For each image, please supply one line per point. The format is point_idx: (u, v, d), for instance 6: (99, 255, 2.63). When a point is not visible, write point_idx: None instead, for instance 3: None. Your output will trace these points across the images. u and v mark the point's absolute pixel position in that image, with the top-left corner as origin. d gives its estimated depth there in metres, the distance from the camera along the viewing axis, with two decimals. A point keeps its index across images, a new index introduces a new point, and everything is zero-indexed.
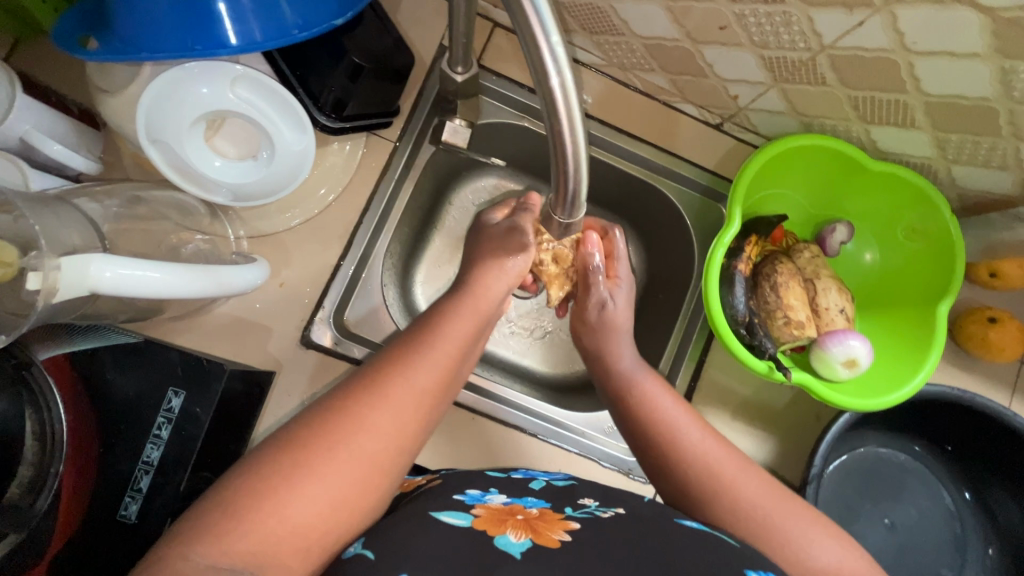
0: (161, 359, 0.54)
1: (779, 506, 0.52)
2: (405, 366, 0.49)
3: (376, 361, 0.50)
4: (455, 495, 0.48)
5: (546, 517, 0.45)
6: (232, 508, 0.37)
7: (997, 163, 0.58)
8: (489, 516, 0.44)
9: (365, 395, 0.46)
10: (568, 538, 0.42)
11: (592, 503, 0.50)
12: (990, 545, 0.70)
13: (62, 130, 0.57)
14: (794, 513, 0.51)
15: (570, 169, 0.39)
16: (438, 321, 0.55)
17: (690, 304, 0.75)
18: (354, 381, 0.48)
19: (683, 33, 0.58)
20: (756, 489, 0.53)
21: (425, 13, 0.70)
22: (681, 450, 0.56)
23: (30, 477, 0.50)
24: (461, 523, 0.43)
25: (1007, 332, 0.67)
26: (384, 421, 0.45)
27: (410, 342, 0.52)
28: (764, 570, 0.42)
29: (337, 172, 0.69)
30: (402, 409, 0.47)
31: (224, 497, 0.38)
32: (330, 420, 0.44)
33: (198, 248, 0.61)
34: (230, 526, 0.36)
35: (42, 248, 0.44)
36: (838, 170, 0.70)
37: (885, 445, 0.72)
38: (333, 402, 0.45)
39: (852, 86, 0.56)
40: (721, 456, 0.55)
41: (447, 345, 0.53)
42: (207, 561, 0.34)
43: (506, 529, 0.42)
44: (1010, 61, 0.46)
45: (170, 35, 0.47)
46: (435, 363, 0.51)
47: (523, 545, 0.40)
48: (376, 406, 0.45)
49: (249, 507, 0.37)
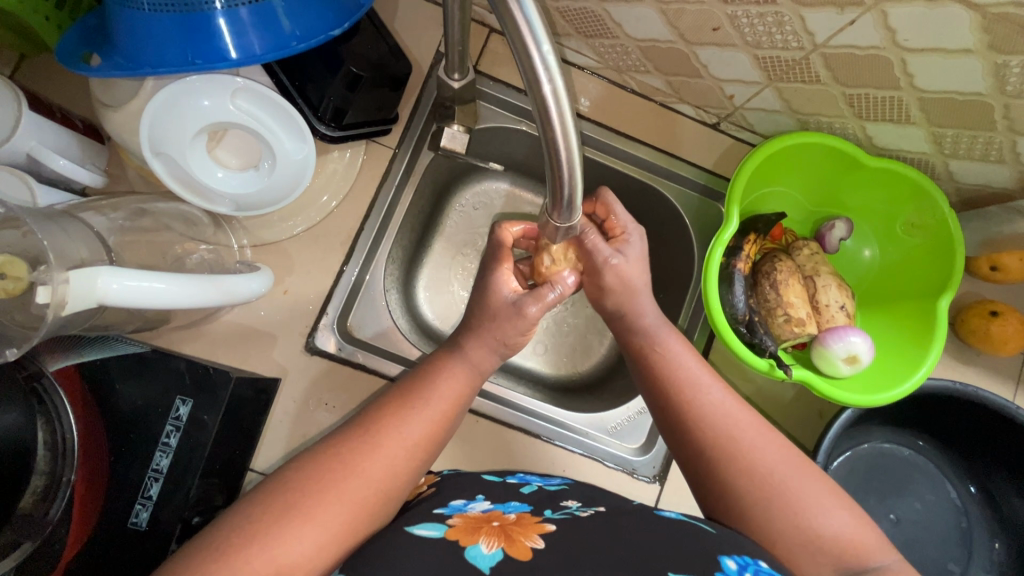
0: (168, 368, 0.55)
1: (795, 477, 0.51)
2: (398, 418, 0.51)
3: (373, 411, 0.52)
4: (437, 508, 0.49)
5: (523, 522, 0.46)
6: (221, 549, 0.39)
7: (993, 157, 0.58)
8: (463, 524, 0.45)
9: (358, 444, 0.48)
10: (540, 545, 0.42)
11: (574, 504, 0.51)
12: (997, 539, 0.69)
13: (67, 145, 0.58)
14: (810, 482, 0.50)
15: (565, 174, 0.39)
16: (433, 371, 0.56)
17: (690, 302, 0.75)
18: (351, 431, 0.50)
19: (677, 34, 0.59)
20: (773, 459, 0.52)
21: (421, 21, 0.71)
22: (702, 418, 0.54)
23: (42, 486, 0.51)
24: (434, 535, 0.44)
25: (1009, 325, 0.67)
26: (374, 465, 0.47)
27: (406, 393, 0.54)
28: (738, 555, 0.42)
29: (338, 179, 0.69)
30: (392, 457, 0.49)
31: (217, 539, 0.40)
32: (322, 467, 0.46)
33: (202, 258, 0.62)
34: (218, 566, 0.38)
35: (50, 262, 0.45)
36: (835, 167, 0.70)
37: (889, 440, 0.72)
38: (325, 450, 0.48)
39: (846, 83, 0.56)
40: (743, 425, 0.54)
41: (441, 395, 0.54)
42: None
43: (478, 539, 0.43)
44: (1002, 56, 0.46)
45: (169, 49, 0.47)
46: (429, 414, 0.53)
47: (493, 557, 0.41)
48: (365, 453, 0.48)
49: (235, 544, 0.40)
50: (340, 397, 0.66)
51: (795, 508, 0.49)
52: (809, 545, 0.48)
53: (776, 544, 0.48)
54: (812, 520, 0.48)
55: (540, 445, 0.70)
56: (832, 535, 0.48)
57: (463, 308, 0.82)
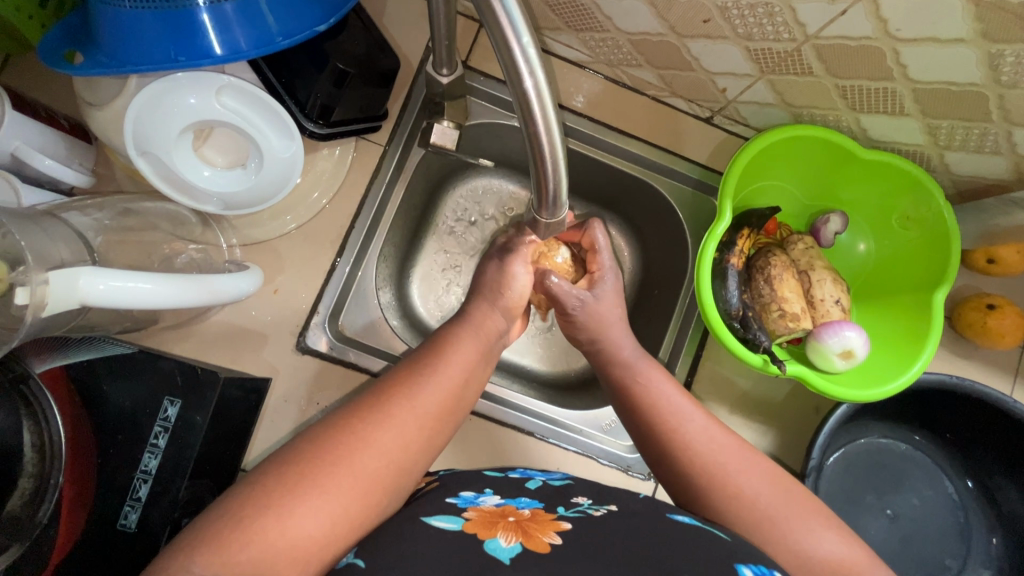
0: (157, 370, 0.55)
1: (783, 503, 0.51)
2: (409, 388, 0.51)
3: (381, 385, 0.52)
4: (449, 499, 0.48)
5: (538, 519, 0.45)
6: (237, 519, 0.39)
7: (989, 149, 0.58)
8: (480, 519, 0.44)
9: (370, 414, 0.48)
10: (558, 541, 0.42)
11: (586, 501, 0.50)
12: (995, 534, 0.69)
13: (53, 145, 0.58)
14: (800, 509, 0.51)
15: (550, 169, 0.40)
16: (440, 348, 0.56)
17: (683, 300, 0.75)
18: (364, 401, 0.49)
19: (668, 27, 0.58)
20: (758, 484, 0.52)
21: (409, 17, 0.70)
22: (695, 442, 0.55)
23: (30, 489, 0.51)
24: (452, 527, 0.43)
25: (1006, 318, 0.66)
26: (385, 437, 0.47)
27: (415, 365, 0.54)
28: (754, 564, 0.41)
29: (327, 177, 0.69)
30: (405, 427, 0.48)
31: (235, 509, 0.40)
32: (336, 437, 0.45)
33: (191, 258, 0.61)
34: (233, 536, 0.38)
35: (29, 263, 0.44)
36: (830, 160, 0.69)
37: (886, 435, 0.72)
38: (337, 421, 0.47)
39: (839, 75, 0.56)
40: (729, 448, 0.55)
41: (453, 369, 0.54)
42: (207, 569, 0.36)
43: (497, 532, 0.42)
44: (995, 45, 0.45)
45: (151, 45, 0.47)
46: (441, 384, 0.52)
47: (513, 549, 0.41)
48: (377, 424, 0.47)
49: (250, 516, 0.39)
50: (332, 397, 0.66)
51: (785, 526, 0.50)
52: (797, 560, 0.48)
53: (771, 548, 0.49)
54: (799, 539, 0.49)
55: (534, 443, 0.70)
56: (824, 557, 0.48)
57: (458, 303, 0.82)
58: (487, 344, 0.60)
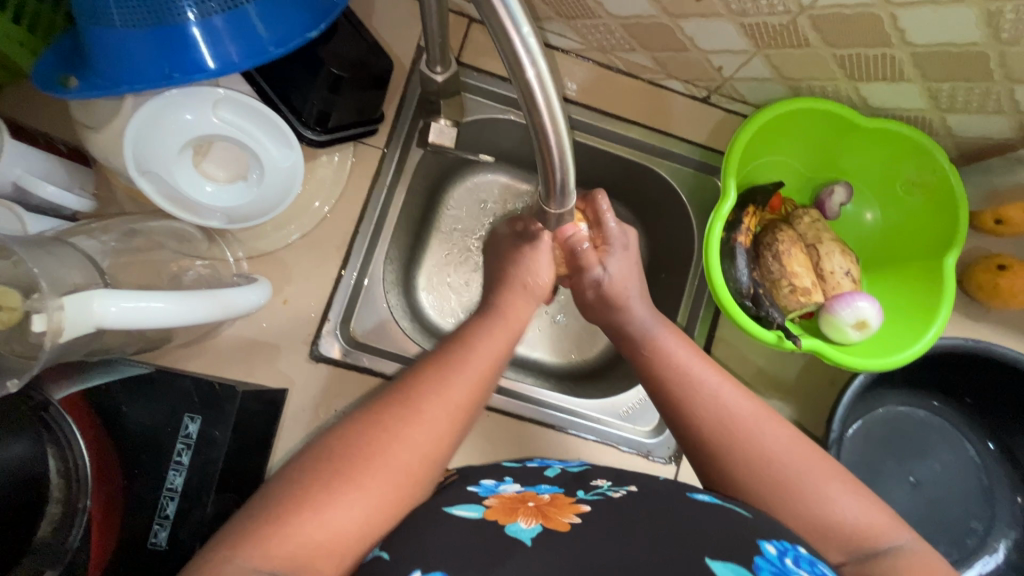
0: (174, 388, 0.55)
1: (813, 471, 0.49)
2: (438, 381, 0.50)
3: (407, 378, 0.51)
4: (469, 488, 0.48)
5: (557, 502, 0.46)
6: (270, 516, 0.39)
7: (992, 108, 0.57)
8: (499, 505, 0.45)
9: (399, 409, 0.47)
10: (578, 520, 0.42)
11: (604, 484, 0.50)
12: (1019, 494, 0.69)
13: (54, 171, 0.58)
14: (834, 480, 0.49)
15: (556, 157, 0.39)
16: (465, 341, 0.56)
17: (693, 280, 0.75)
18: (392, 395, 0.49)
19: (660, 8, 0.58)
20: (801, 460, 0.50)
21: (399, 17, 0.70)
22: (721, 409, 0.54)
23: (59, 514, 0.51)
24: (474, 515, 0.43)
25: (1019, 279, 0.65)
26: (417, 431, 0.46)
27: (442, 357, 0.54)
28: (777, 540, 0.41)
29: (329, 184, 0.69)
30: (436, 422, 0.48)
31: (267, 508, 0.39)
32: (366, 433, 0.45)
33: (199, 274, 0.61)
34: (271, 533, 0.38)
35: (43, 290, 0.44)
36: (831, 129, 0.68)
37: (905, 403, 0.72)
38: (369, 415, 0.47)
39: (836, 45, 0.55)
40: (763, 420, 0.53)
41: (478, 359, 0.54)
42: (246, 565, 0.36)
43: (516, 516, 0.43)
44: (994, 2, 0.45)
45: (145, 65, 0.46)
46: (467, 377, 0.52)
47: (534, 530, 0.41)
48: (407, 418, 0.47)
49: (285, 514, 0.39)
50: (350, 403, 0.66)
51: (809, 496, 0.48)
52: (814, 533, 0.47)
53: (810, 532, 0.47)
54: (821, 507, 0.47)
55: (555, 434, 0.70)
56: (856, 523, 0.47)
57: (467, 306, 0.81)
58: (513, 331, 0.60)
